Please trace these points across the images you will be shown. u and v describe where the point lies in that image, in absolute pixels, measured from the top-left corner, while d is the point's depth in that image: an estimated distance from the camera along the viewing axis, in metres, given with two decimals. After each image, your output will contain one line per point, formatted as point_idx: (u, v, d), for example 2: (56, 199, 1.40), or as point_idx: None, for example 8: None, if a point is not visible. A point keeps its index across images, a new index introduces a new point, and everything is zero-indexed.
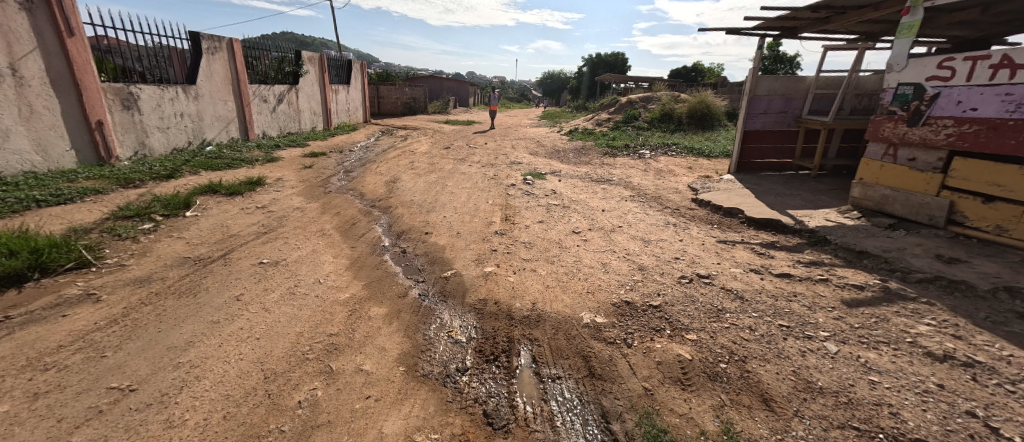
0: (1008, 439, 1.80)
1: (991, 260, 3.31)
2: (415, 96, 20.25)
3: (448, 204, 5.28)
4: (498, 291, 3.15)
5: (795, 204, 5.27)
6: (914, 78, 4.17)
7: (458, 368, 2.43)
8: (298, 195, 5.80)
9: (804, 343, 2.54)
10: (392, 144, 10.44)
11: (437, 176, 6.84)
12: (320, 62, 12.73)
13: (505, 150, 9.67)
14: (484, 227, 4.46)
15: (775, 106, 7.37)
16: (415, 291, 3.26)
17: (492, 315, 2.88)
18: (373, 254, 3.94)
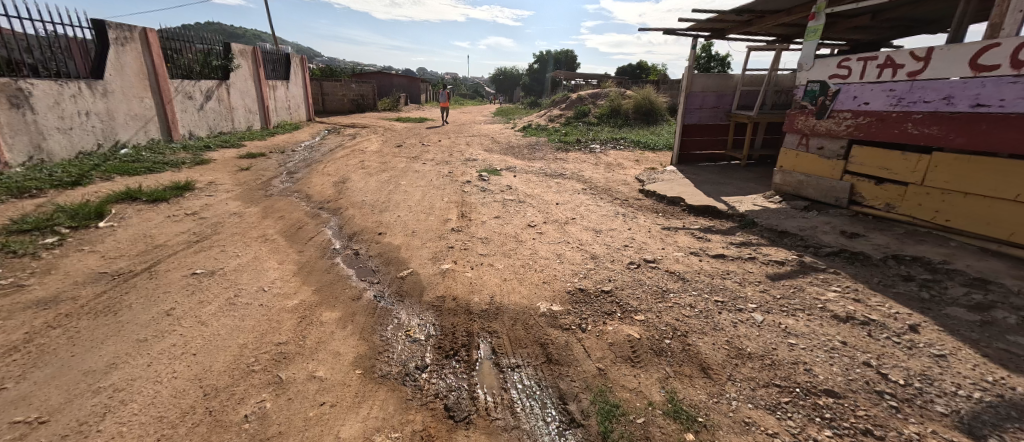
0: (893, 382, 2.14)
1: (884, 233, 3.84)
2: (363, 92, 19.53)
3: (401, 203, 5.22)
4: (455, 287, 3.19)
5: (729, 192, 5.75)
6: (819, 76, 4.72)
7: (418, 365, 2.45)
8: (235, 199, 5.46)
9: (735, 315, 2.82)
10: (341, 143, 10.07)
11: (389, 174, 6.72)
12: (252, 56, 11.96)
13: (459, 147, 9.64)
14: (440, 225, 4.47)
15: (709, 102, 7.94)
16: (370, 293, 3.23)
17: (451, 311, 2.92)
18: (323, 257, 3.83)
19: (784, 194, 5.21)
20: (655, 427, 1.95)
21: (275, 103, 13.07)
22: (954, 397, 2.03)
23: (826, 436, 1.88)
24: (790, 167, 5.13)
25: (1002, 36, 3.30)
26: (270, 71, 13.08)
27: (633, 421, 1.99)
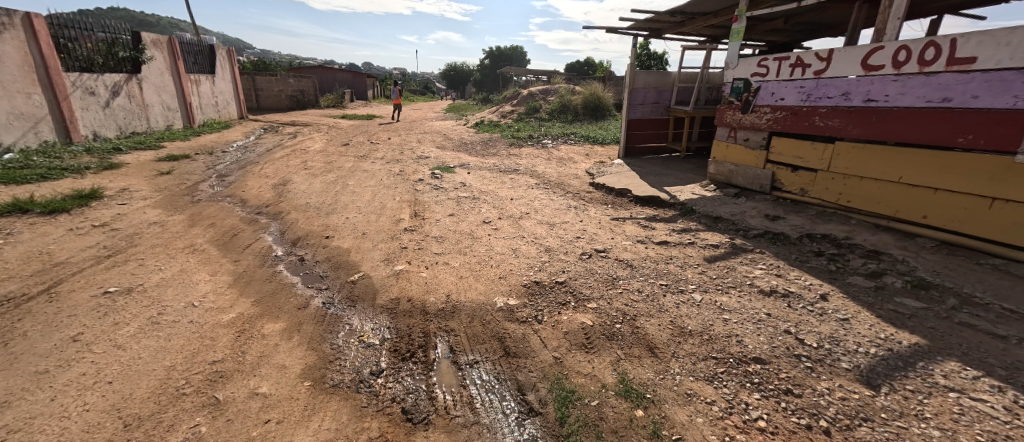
0: (808, 346, 2.44)
1: (801, 215, 4.30)
2: (303, 88, 18.55)
3: (350, 205, 5.07)
4: (410, 288, 3.18)
5: (670, 182, 6.14)
6: (743, 74, 5.21)
7: (372, 371, 2.42)
8: (154, 207, 5.03)
9: (677, 296, 3.06)
10: (279, 143, 9.51)
11: (336, 175, 6.48)
12: (170, 48, 10.93)
13: (410, 145, 9.47)
14: (392, 225, 4.40)
15: (650, 97, 8.37)
16: (318, 301, 3.13)
17: (406, 312, 2.91)
18: (263, 266, 3.65)
19: (717, 182, 5.65)
20: (608, 407, 2.07)
21: (199, 100, 12.06)
22: (856, 353, 2.35)
23: (755, 399, 2.10)
24: (721, 157, 5.58)
25: (886, 41, 3.82)
26: (192, 64, 12.03)
27: (588, 404, 2.10)
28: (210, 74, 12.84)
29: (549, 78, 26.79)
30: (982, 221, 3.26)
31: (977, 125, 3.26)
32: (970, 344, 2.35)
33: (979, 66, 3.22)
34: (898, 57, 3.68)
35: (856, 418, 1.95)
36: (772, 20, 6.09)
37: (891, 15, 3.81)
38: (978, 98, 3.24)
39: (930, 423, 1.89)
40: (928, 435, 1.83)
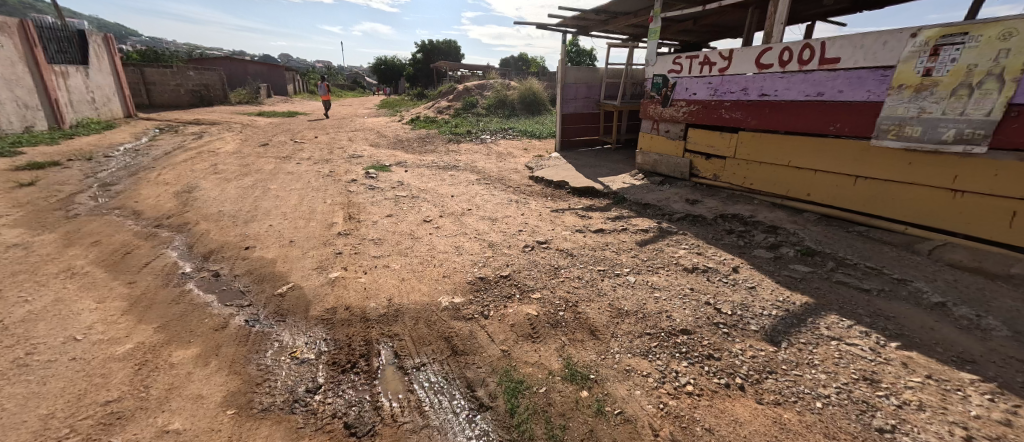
0: (724, 313, 2.78)
1: (716, 198, 4.81)
2: (206, 82, 16.87)
3: (273, 211, 4.74)
4: (347, 296, 3.03)
5: (603, 173, 6.50)
6: (661, 71, 5.66)
7: (309, 388, 2.26)
8: (14, 227, 4.33)
9: (614, 279, 3.30)
10: (180, 145, 8.53)
11: (254, 179, 6.02)
12: (26, 33, 9.11)
13: (340, 144, 9.01)
14: (325, 230, 4.20)
15: (582, 92, 8.74)
16: (239, 319, 2.87)
17: (345, 322, 2.76)
18: (167, 286, 3.28)
19: (645, 172, 6.09)
20: (556, 392, 2.19)
21: (69, 96, 10.36)
22: (761, 316, 2.73)
23: (683, 366, 2.36)
24: (647, 148, 6.03)
25: (773, 42, 4.36)
26: (60, 54, 10.27)
27: (537, 392, 2.19)
28: (84, 64, 11.04)
29: (484, 73, 26.85)
30: (848, 197, 3.91)
31: (842, 116, 3.85)
32: (844, 299, 2.86)
33: (842, 65, 3.81)
34: (784, 57, 4.25)
35: (764, 373, 2.28)
36: (684, 21, 6.66)
37: (777, 19, 4.34)
38: (842, 92, 3.83)
39: (818, 368, 2.28)
40: (817, 379, 2.21)
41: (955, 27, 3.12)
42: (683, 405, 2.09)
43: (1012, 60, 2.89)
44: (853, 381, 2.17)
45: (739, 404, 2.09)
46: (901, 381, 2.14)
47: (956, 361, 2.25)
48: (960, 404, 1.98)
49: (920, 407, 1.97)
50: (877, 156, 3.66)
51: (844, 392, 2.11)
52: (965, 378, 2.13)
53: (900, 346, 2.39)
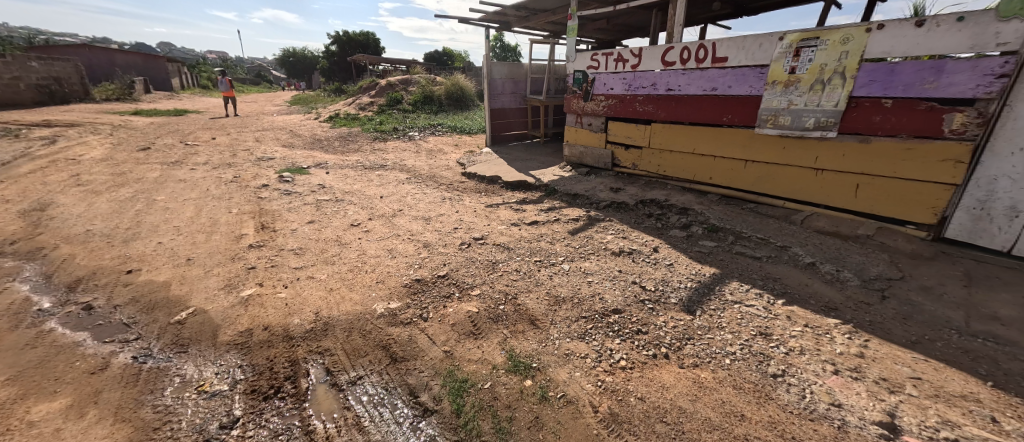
0: (648, 290, 3.02)
1: (636, 186, 5.17)
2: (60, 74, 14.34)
3: (164, 225, 4.13)
4: (265, 315, 2.69)
5: (533, 166, 6.65)
6: (581, 66, 5.89)
7: (223, 424, 1.97)
8: None
9: (549, 269, 3.39)
10: (26, 154, 7.04)
11: (136, 190, 5.21)
12: None
13: (245, 146, 8.13)
14: (233, 242, 3.77)
15: (508, 88, 8.83)
16: (125, 357, 2.37)
17: (263, 344, 2.44)
18: (18, 329, 2.59)
19: (572, 163, 6.33)
20: (501, 386, 2.20)
21: None
22: (679, 289, 3.03)
23: (616, 343, 2.50)
24: (573, 140, 6.27)
25: (675, 42, 4.74)
26: None
27: (482, 388, 2.19)
28: None
29: (407, 68, 25.97)
30: (742, 178, 4.44)
31: (734, 108, 4.34)
32: (741, 266, 3.36)
33: (731, 64, 4.27)
34: (684, 55, 4.64)
35: (684, 340, 2.53)
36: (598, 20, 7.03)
37: (676, 21, 4.73)
38: (733, 88, 4.31)
39: (726, 330, 2.61)
40: (726, 339, 2.53)
41: (811, 32, 3.70)
42: (618, 380, 2.23)
43: (850, 60, 3.54)
44: (751, 337, 2.53)
45: (665, 371, 2.29)
46: (787, 332, 2.57)
47: (823, 310, 2.78)
48: (829, 344, 2.45)
49: (801, 352, 2.39)
50: (760, 142, 4.22)
51: (747, 346, 2.45)
52: (830, 323, 2.64)
53: (785, 303, 2.86)
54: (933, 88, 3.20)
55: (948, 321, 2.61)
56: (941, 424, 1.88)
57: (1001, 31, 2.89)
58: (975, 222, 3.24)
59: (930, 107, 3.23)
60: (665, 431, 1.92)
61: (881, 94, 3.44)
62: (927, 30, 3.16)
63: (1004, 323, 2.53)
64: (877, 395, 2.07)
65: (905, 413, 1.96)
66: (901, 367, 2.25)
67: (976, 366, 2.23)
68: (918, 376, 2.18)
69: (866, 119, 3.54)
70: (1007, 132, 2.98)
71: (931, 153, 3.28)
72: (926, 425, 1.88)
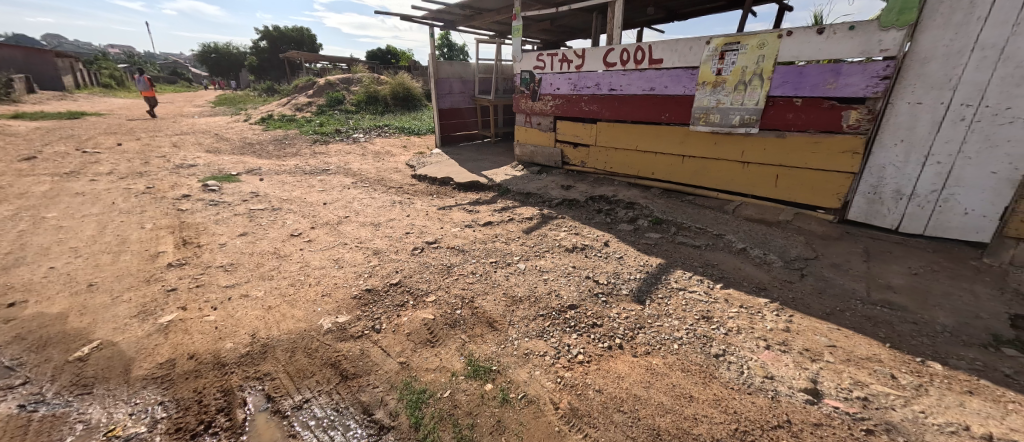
0: (601, 284, 3.07)
1: (585, 182, 5.28)
2: None
3: (60, 247, 3.58)
4: (191, 341, 2.41)
5: (485, 166, 6.59)
6: (528, 67, 5.91)
7: None
8: None
9: (505, 269, 3.35)
10: None
11: (21, 207, 4.49)
12: None
13: (162, 152, 7.32)
14: (148, 262, 3.35)
15: (456, 87, 8.69)
16: (10, 406, 2.01)
17: (189, 375, 2.19)
18: None
19: (523, 163, 6.34)
20: (461, 393, 2.12)
21: None
22: (630, 281, 3.12)
23: (574, 339, 2.50)
24: (523, 140, 6.29)
25: (615, 43, 4.88)
26: None
27: (441, 398, 2.09)
28: None
29: (348, 66, 24.85)
30: (680, 173, 4.66)
31: (671, 107, 4.54)
32: (684, 254, 3.53)
33: (667, 65, 4.46)
34: (623, 57, 4.78)
35: (636, 329, 2.60)
36: (542, 21, 7.12)
37: (615, 24, 4.88)
38: (669, 88, 4.51)
39: (673, 316, 2.72)
40: (673, 325, 2.63)
41: (732, 37, 3.95)
42: (576, 375, 2.23)
43: (767, 64, 3.83)
44: (695, 320, 2.66)
45: (620, 362, 2.32)
46: (725, 313, 2.74)
47: (754, 291, 3.01)
48: (762, 321, 2.65)
49: (739, 331, 2.56)
50: (694, 138, 4.45)
51: (691, 330, 2.57)
52: (762, 302, 2.86)
53: (724, 287, 3.05)
54: (833, 88, 3.53)
55: (854, 292, 2.93)
56: (855, 387, 2.10)
57: (883, 39, 3.25)
58: (871, 205, 3.66)
59: (832, 105, 3.57)
60: (622, 421, 1.94)
61: (792, 94, 3.75)
62: (826, 37, 3.49)
63: (899, 292, 2.89)
64: (802, 364, 2.27)
65: (824, 379, 2.17)
66: (820, 338, 2.49)
67: (880, 332, 2.53)
68: (833, 344, 2.43)
69: (781, 117, 3.85)
70: (891, 126, 3.42)
71: (835, 145, 3.63)
72: (842, 388, 2.10)
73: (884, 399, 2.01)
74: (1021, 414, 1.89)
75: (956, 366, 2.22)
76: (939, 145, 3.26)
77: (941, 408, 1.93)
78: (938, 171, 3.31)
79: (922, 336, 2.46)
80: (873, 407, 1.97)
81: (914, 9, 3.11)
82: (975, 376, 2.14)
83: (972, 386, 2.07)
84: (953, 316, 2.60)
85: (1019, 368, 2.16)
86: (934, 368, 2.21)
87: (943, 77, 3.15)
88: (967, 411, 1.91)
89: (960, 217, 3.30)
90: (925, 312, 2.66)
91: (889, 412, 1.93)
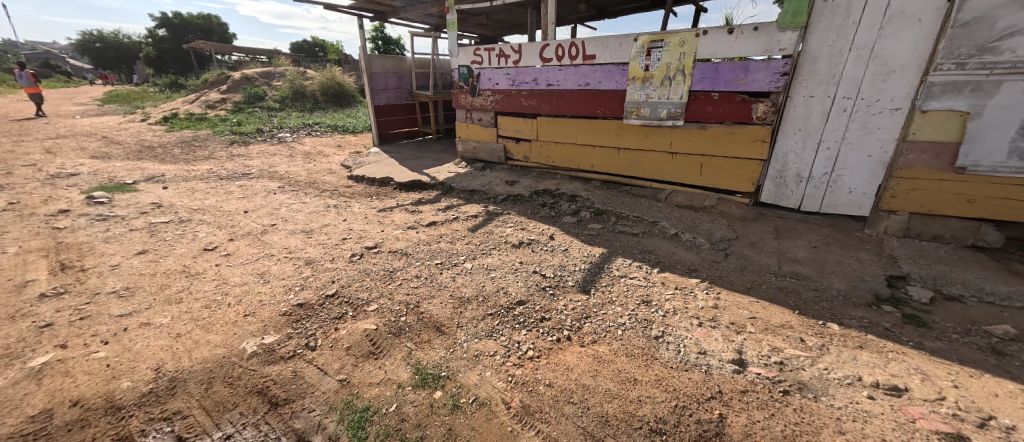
0: (547, 278, 3.07)
1: (529, 177, 5.30)
2: None
3: None
4: (74, 386, 2.05)
5: (427, 164, 6.38)
6: (465, 61, 5.79)
7: None
8: None
9: (452, 270, 3.25)
10: None
11: None
12: None
13: (33, 161, 6.22)
14: (16, 294, 2.81)
15: (391, 83, 8.32)
16: None
17: (75, 426, 1.86)
18: None
19: (467, 159, 6.25)
20: (408, 405, 2.00)
21: None
22: (575, 272, 3.17)
23: (523, 335, 2.47)
24: (465, 136, 6.18)
25: (549, 39, 4.92)
26: None
27: (387, 413, 1.96)
28: None
29: (267, 59, 22.94)
30: (616, 165, 4.82)
31: (605, 102, 4.66)
32: (623, 243, 3.65)
33: (599, 61, 4.57)
34: (559, 52, 4.83)
35: (582, 319, 2.63)
36: (477, 16, 7.03)
37: (548, 20, 4.93)
38: (602, 83, 4.63)
39: (616, 303, 2.79)
40: (617, 312, 2.70)
41: (657, 35, 4.13)
42: (527, 371, 2.20)
43: (687, 60, 4.05)
44: (636, 306, 2.75)
45: (569, 354, 2.33)
46: (662, 296, 2.87)
47: (687, 272, 3.18)
48: (695, 300, 2.82)
49: (675, 312, 2.68)
50: (628, 131, 4.61)
51: (633, 315, 2.65)
52: (693, 282, 3.04)
53: (660, 271, 3.19)
54: (744, 84, 3.82)
55: (768, 266, 3.23)
56: (772, 352, 2.30)
57: (782, 39, 3.59)
58: (778, 188, 4.00)
59: (744, 99, 3.86)
60: (573, 412, 1.95)
61: (710, 89, 3.99)
62: (736, 36, 3.75)
63: (803, 263, 3.23)
64: (729, 337, 2.44)
65: (748, 348, 2.34)
66: (742, 311, 2.70)
67: (790, 301, 2.82)
68: (754, 316, 2.65)
69: (701, 110, 4.09)
70: (790, 117, 3.75)
71: (748, 135, 3.93)
72: (762, 355, 2.28)
73: (796, 361, 2.23)
74: (898, 361, 2.21)
75: (848, 325, 2.54)
76: (828, 133, 3.63)
77: (840, 364, 2.20)
78: (828, 156, 3.69)
79: (822, 301, 2.79)
80: (787, 369, 2.17)
81: (805, 13, 3.45)
82: (863, 332, 2.47)
83: (861, 341, 2.39)
84: (844, 281, 2.98)
85: (894, 321, 2.55)
86: (832, 329, 2.51)
87: (829, 74, 3.50)
88: (858, 364, 2.19)
89: (847, 195, 3.71)
90: (823, 280, 3.01)
91: (800, 372, 2.15)
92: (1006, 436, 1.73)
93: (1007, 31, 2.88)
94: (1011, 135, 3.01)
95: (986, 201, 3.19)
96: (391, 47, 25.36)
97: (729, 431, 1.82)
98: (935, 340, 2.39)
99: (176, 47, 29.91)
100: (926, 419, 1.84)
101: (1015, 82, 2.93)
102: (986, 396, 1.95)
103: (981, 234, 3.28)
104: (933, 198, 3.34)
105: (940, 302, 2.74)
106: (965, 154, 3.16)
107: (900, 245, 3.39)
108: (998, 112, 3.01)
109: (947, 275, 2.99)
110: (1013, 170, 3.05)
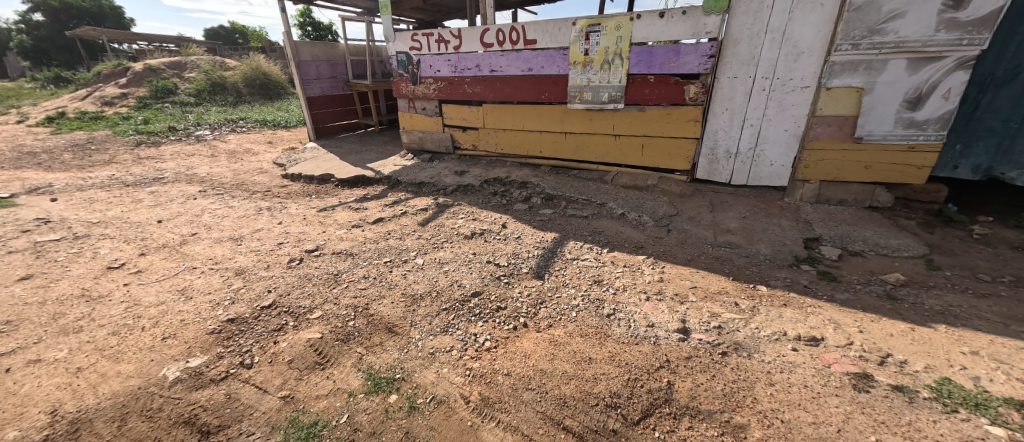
0: (500, 268, 3.03)
1: (478, 166, 5.22)
2: None
3: None
4: None
5: (369, 159, 6.07)
6: (402, 48, 5.53)
7: None
8: None
9: (403, 267, 3.12)
10: None
11: None
12: None
13: None
14: None
15: (324, 72, 7.77)
16: None
17: None
18: None
19: (413, 151, 6.05)
20: (361, 413, 1.90)
21: None
22: (528, 259, 3.16)
23: (479, 327, 2.43)
24: (410, 127, 5.97)
25: (489, 24, 4.79)
26: None
27: (338, 425, 1.85)
28: None
29: (176, 47, 20.55)
30: (563, 149, 4.87)
31: (549, 87, 4.67)
32: (574, 226, 3.69)
33: (540, 46, 4.55)
34: (499, 37, 4.73)
35: (538, 305, 2.63)
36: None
37: (487, 4, 4.81)
38: (545, 68, 4.61)
39: (569, 286, 2.83)
40: (570, 294, 2.74)
41: (594, 19, 4.16)
42: (484, 363, 2.17)
43: (623, 44, 4.13)
44: (588, 286, 2.81)
45: (525, 341, 2.33)
46: (612, 274, 2.95)
47: (633, 250, 3.29)
48: (642, 276, 2.93)
49: (624, 289, 2.77)
50: (571, 116, 4.66)
51: (585, 296, 2.70)
52: (640, 259, 3.15)
53: (608, 251, 3.27)
54: (676, 66, 3.97)
55: (705, 238, 3.42)
56: (711, 317, 2.45)
57: (707, 23, 3.75)
58: (711, 165, 4.23)
59: (677, 81, 4.02)
60: (531, 398, 1.95)
61: (646, 72, 4.11)
62: (667, 20, 3.88)
63: (734, 233, 3.45)
64: (674, 308, 2.56)
65: (690, 317, 2.47)
66: (685, 282, 2.85)
67: (724, 268, 3.01)
68: (694, 286, 2.80)
69: (639, 93, 4.21)
70: (718, 98, 3.95)
71: (682, 116, 4.12)
72: (703, 321, 2.42)
73: (732, 324, 2.38)
74: (816, 314, 2.43)
75: (774, 285, 2.77)
76: (751, 112, 3.87)
77: (769, 322, 2.38)
78: (752, 132, 3.93)
79: (752, 266, 3.01)
80: (725, 332, 2.32)
81: None
82: (787, 291, 2.69)
83: (786, 299, 2.60)
84: (769, 246, 3.23)
85: (811, 279, 2.81)
86: (761, 290, 2.71)
87: (749, 55, 3.71)
88: (783, 320, 2.39)
89: (768, 168, 4.00)
90: (752, 247, 3.25)
91: (736, 334, 2.30)
92: (900, 369, 1.97)
93: (892, 13, 3.18)
94: (896, 107, 3.38)
95: (879, 166, 3.59)
96: (321, 34, 23.72)
97: (677, 396, 1.91)
98: (844, 291, 2.66)
99: (59, 35, 25.89)
100: (839, 363, 2.04)
101: (898, 60, 3.27)
102: (885, 337, 2.19)
103: (876, 196, 3.68)
104: (837, 166, 3.70)
105: (848, 258, 3.06)
106: (861, 125, 3.51)
107: (813, 210, 3.73)
108: (886, 87, 3.36)
109: (851, 234, 3.33)
110: (899, 139, 3.45)
